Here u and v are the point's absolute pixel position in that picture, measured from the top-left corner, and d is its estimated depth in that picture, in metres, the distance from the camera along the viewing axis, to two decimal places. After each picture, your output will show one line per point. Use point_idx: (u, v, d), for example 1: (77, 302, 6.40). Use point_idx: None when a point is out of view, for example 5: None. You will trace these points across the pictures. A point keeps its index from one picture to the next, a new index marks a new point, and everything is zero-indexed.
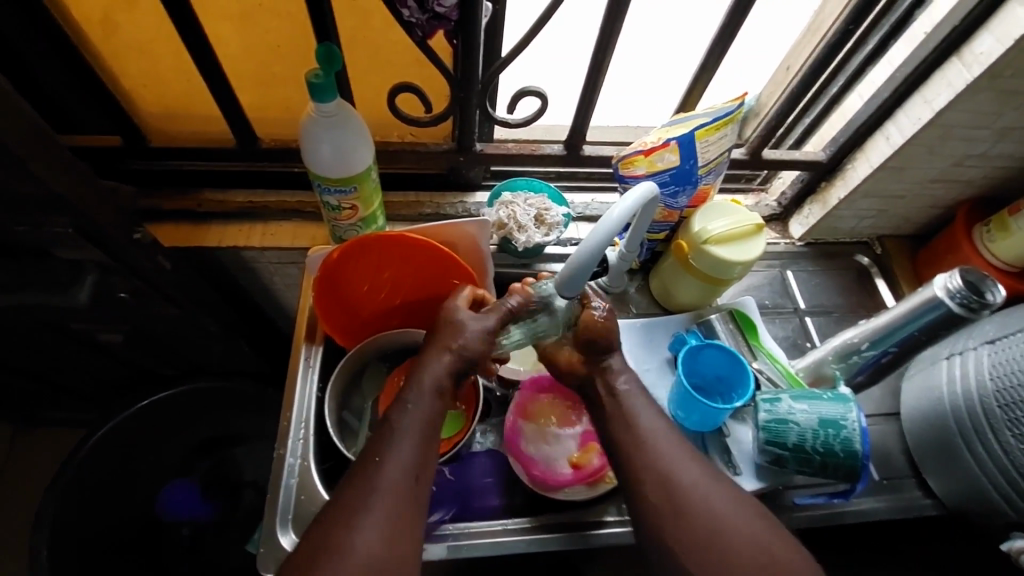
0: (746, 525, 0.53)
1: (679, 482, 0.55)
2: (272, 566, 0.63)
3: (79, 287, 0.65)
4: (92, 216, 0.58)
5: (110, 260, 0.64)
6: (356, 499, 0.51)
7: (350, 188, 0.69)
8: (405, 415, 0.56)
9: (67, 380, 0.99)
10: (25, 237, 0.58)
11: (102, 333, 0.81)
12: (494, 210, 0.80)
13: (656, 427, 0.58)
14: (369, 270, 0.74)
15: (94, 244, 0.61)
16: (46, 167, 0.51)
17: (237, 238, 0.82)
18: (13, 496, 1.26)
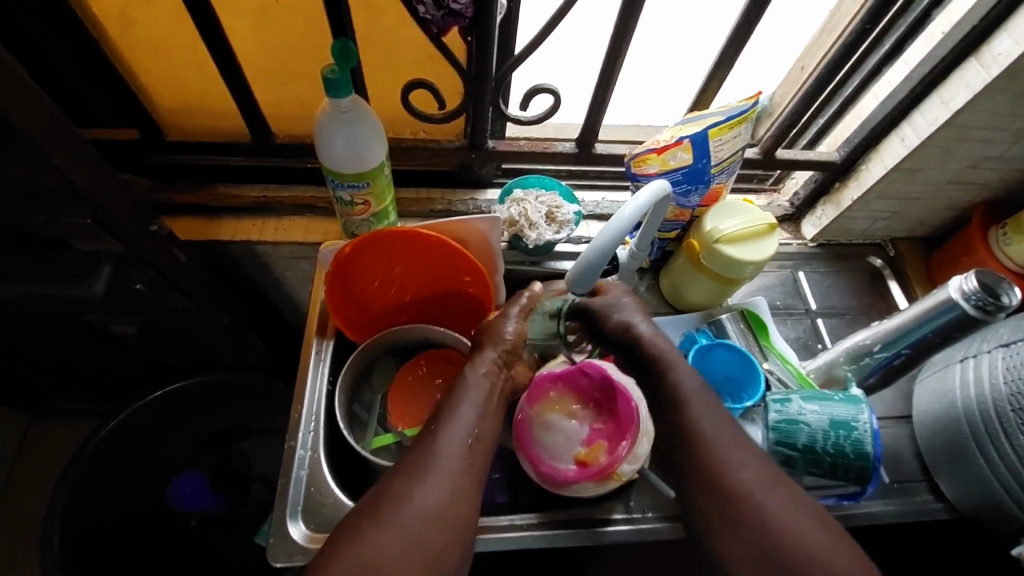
0: (806, 530, 0.51)
1: (732, 481, 0.53)
2: (281, 557, 0.64)
3: (94, 278, 0.65)
4: (109, 208, 0.58)
5: (126, 252, 0.64)
6: (417, 458, 0.52)
7: (362, 183, 0.70)
8: (468, 386, 0.58)
9: (80, 371, 1.01)
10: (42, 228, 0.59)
11: (116, 325, 0.82)
12: (506, 208, 0.80)
13: (712, 419, 0.57)
14: (380, 266, 0.75)
15: (111, 237, 0.61)
16: (65, 159, 0.52)
17: (250, 232, 0.83)
18: (28, 486, 1.29)
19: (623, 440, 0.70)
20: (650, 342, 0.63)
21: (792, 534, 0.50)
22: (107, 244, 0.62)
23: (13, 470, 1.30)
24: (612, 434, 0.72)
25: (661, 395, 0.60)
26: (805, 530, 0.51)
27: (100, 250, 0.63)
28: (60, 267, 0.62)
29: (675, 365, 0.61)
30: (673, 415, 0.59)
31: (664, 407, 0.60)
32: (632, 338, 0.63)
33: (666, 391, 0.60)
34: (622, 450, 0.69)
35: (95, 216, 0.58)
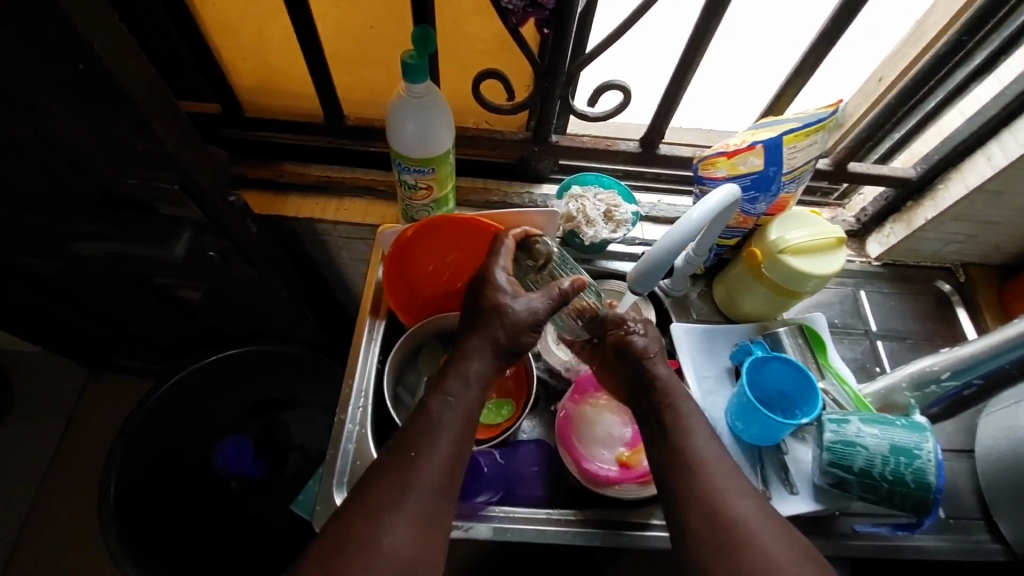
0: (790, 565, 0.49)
1: (732, 513, 0.52)
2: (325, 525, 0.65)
3: (176, 242, 0.66)
4: (194, 176, 0.61)
5: (205, 220, 0.67)
6: (390, 494, 0.52)
7: (428, 168, 0.71)
8: (442, 414, 0.56)
9: (143, 331, 1.06)
10: (133, 192, 0.62)
11: (182, 290, 0.86)
12: (564, 204, 0.80)
13: (710, 449, 0.57)
14: (436, 251, 0.76)
15: (193, 203, 0.64)
16: (163, 126, 0.54)
17: (313, 210, 0.85)
18: (84, 435, 1.37)
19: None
20: (665, 376, 0.62)
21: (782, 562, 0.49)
22: (188, 210, 0.64)
23: (72, 420, 1.38)
24: None
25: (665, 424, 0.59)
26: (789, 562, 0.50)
27: (182, 215, 0.65)
28: (144, 229, 0.65)
29: (679, 399, 0.60)
30: (665, 439, 0.59)
31: (664, 434, 0.59)
32: (648, 368, 0.63)
33: (670, 421, 0.59)
34: None
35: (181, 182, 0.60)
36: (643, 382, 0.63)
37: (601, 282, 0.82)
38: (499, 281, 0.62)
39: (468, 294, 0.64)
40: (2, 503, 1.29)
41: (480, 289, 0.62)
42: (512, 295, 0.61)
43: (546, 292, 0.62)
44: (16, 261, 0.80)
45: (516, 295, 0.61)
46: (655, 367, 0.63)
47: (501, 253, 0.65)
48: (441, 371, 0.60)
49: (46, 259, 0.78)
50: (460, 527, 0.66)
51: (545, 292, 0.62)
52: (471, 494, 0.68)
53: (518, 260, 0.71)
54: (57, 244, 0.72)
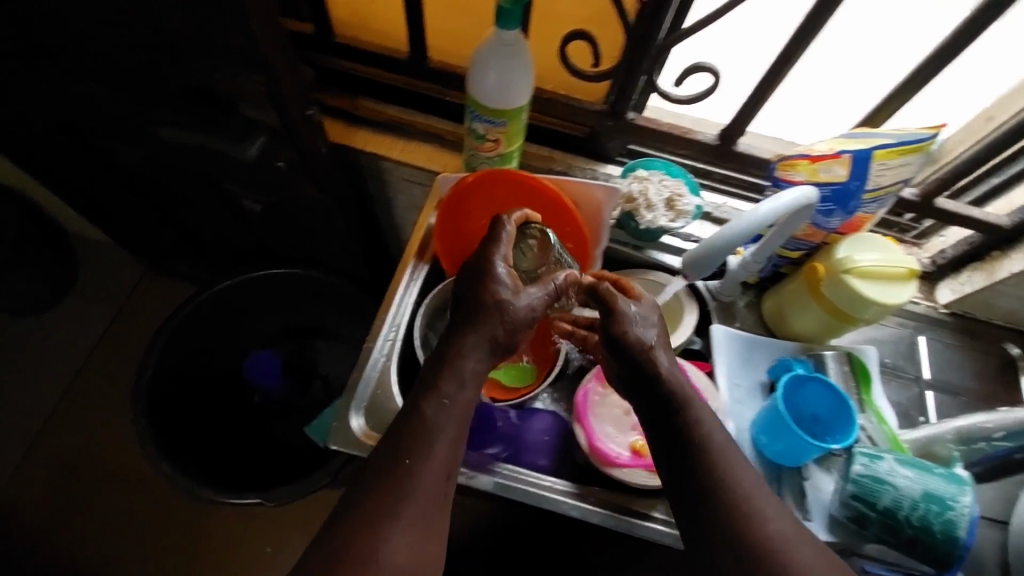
0: (813, 560, 0.49)
1: (767, 535, 0.50)
2: (337, 441, 0.67)
3: (249, 144, 0.69)
4: (281, 82, 0.60)
5: (280, 128, 0.68)
6: (386, 507, 0.50)
7: (500, 121, 0.71)
8: (435, 417, 0.53)
9: (204, 235, 1.12)
10: (220, 86, 0.63)
11: (246, 199, 0.90)
12: (629, 185, 0.78)
13: (738, 461, 0.53)
14: (491, 206, 0.76)
15: (273, 109, 0.64)
16: (261, 26, 0.54)
17: (379, 146, 0.87)
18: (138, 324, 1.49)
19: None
20: (668, 368, 0.56)
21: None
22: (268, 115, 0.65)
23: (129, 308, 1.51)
24: None
25: (678, 433, 0.54)
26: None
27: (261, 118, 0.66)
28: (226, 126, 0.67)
29: (694, 400, 0.56)
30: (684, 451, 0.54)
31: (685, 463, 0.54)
32: (650, 365, 0.55)
33: (685, 428, 0.55)
34: None
35: (267, 85, 0.60)
36: (653, 383, 0.55)
37: (651, 272, 0.81)
38: (500, 273, 0.57)
39: (466, 281, 0.58)
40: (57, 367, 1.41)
41: (479, 281, 0.57)
42: (512, 289, 0.57)
43: (543, 285, 0.59)
44: (107, 140, 0.86)
45: (516, 290, 0.57)
46: (657, 359, 0.56)
47: (502, 240, 0.59)
48: (430, 370, 0.55)
49: (132, 144, 0.83)
50: (464, 474, 0.67)
51: (544, 286, 0.59)
52: (480, 446, 0.69)
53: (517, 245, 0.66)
54: (146, 127, 0.75)
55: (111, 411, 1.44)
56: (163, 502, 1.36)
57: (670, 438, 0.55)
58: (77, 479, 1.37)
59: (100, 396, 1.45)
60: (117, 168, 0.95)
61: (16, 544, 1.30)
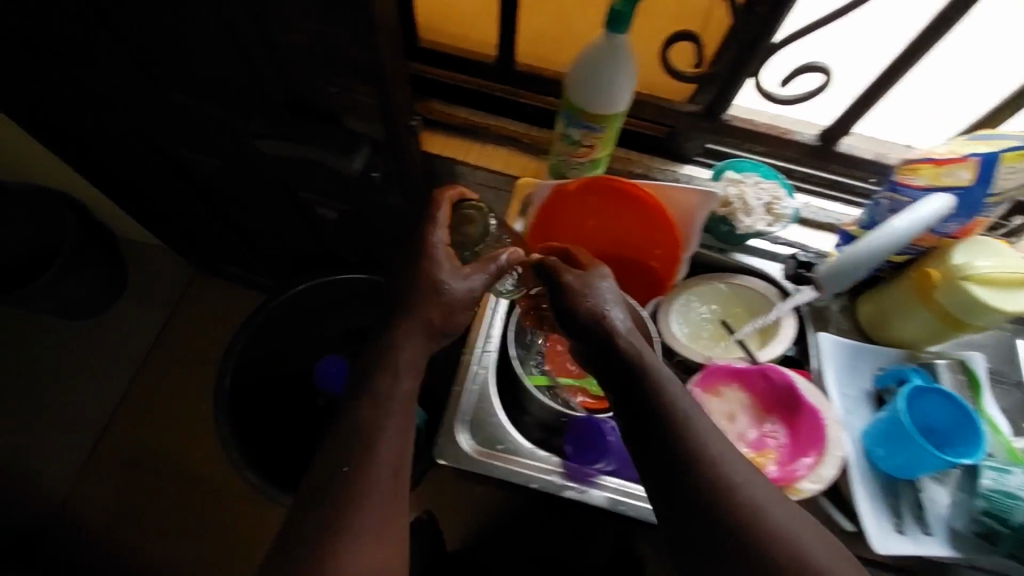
0: (788, 520, 0.48)
1: (747, 499, 0.49)
2: (447, 457, 0.66)
3: (354, 156, 0.65)
4: (395, 95, 0.58)
5: (383, 140, 0.66)
6: (337, 522, 0.46)
7: (598, 126, 0.69)
8: (374, 411, 0.52)
9: (267, 240, 1.13)
10: (329, 98, 0.61)
11: (322, 207, 0.90)
12: (727, 189, 0.75)
13: (709, 427, 0.53)
14: (582, 212, 0.77)
15: (380, 122, 0.62)
16: (387, 40, 0.52)
17: (455, 151, 0.86)
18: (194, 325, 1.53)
19: (805, 456, 0.65)
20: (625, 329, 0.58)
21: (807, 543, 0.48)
22: (373, 127, 0.63)
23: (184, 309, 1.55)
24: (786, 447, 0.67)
25: (647, 403, 0.54)
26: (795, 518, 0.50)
27: (364, 130, 0.65)
28: (328, 139, 0.66)
29: (655, 366, 0.55)
30: (646, 406, 0.54)
31: (659, 432, 0.52)
32: (608, 329, 0.58)
33: (652, 397, 0.54)
34: (800, 466, 0.64)
35: (380, 98, 0.59)
36: (609, 348, 0.57)
37: (739, 276, 0.79)
38: (436, 251, 0.59)
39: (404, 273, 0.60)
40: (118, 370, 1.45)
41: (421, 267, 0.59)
42: (452, 270, 0.59)
43: (483, 269, 0.61)
44: (189, 150, 0.85)
45: (455, 270, 0.60)
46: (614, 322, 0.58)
47: (439, 222, 0.61)
48: (369, 364, 0.55)
49: (215, 153, 0.83)
50: (575, 489, 0.66)
51: (484, 269, 0.61)
52: (589, 460, 0.68)
53: (456, 229, 0.66)
54: (237, 136, 0.75)
55: (168, 409, 1.46)
56: (224, 498, 1.38)
57: (636, 407, 0.54)
58: (141, 476, 1.40)
59: (157, 394, 1.47)
60: (191, 173, 0.95)
61: (87, 540, 1.34)
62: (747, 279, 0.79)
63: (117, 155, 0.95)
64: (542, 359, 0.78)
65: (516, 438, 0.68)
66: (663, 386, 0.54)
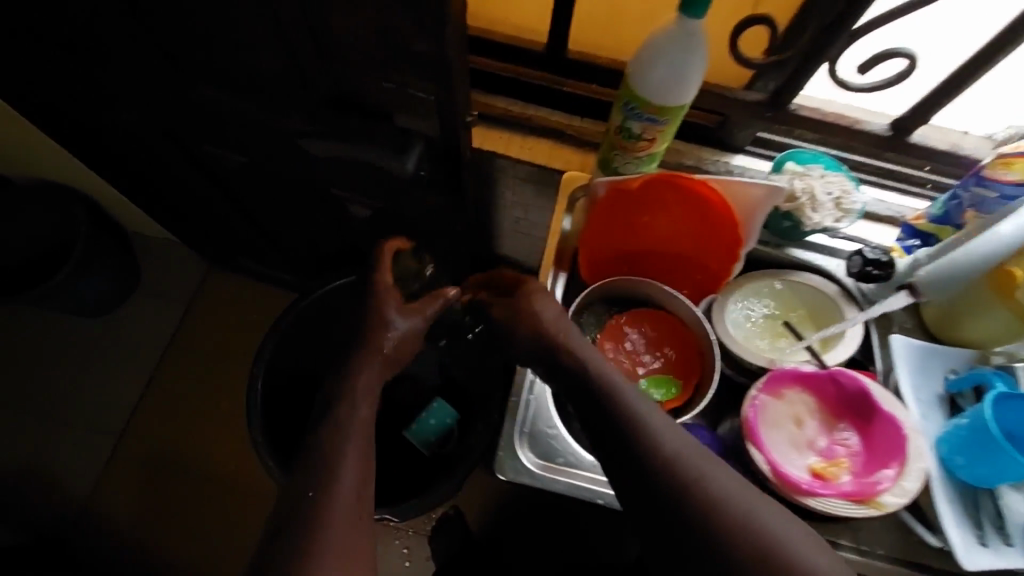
0: (731, 485, 0.52)
1: (691, 470, 0.53)
2: (507, 471, 0.64)
3: (408, 155, 0.62)
4: (457, 91, 0.53)
5: (436, 138, 0.62)
6: (306, 539, 0.50)
7: (662, 119, 0.64)
8: (336, 442, 0.58)
9: (291, 236, 1.09)
10: (383, 94, 0.57)
11: (355, 204, 0.86)
12: (793, 182, 0.70)
13: (651, 410, 0.57)
14: (638, 207, 0.74)
15: (436, 120, 0.58)
16: (457, 33, 0.47)
17: (495, 144, 0.80)
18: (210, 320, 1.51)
19: (885, 466, 0.62)
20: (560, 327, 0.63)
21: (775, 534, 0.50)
22: (428, 125, 0.59)
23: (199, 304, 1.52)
24: (858, 455, 0.65)
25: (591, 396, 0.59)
26: (762, 509, 0.51)
27: (416, 128, 0.60)
28: (377, 139, 0.62)
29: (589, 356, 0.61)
30: (599, 412, 0.58)
31: (602, 418, 0.57)
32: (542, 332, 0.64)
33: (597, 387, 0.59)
34: (880, 478, 0.61)
35: (442, 96, 0.54)
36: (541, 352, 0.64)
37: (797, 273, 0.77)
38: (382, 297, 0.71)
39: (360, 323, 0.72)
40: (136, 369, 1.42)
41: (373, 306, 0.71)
42: (396, 310, 0.71)
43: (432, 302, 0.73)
44: (216, 147, 0.81)
45: (400, 309, 0.71)
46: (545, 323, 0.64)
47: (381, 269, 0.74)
48: (327, 402, 0.63)
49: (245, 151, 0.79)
50: None
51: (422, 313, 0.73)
52: None
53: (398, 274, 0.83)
54: (270, 133, 0.71)
55: (184, 407, 1.43)
56: (248, 497, 1.37)
57: (587, 397, 0.59)
58: (160, 477, 1.37)
59: (173, 393, 1.44)
60: (213, 168, 0.91)
61: (113, 541, 1.33)
62: (806, 276, 0.77)
63: (134, 150, 0.91)
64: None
65: (577, 450, 0.65)
66: (606, 379, 0.59)
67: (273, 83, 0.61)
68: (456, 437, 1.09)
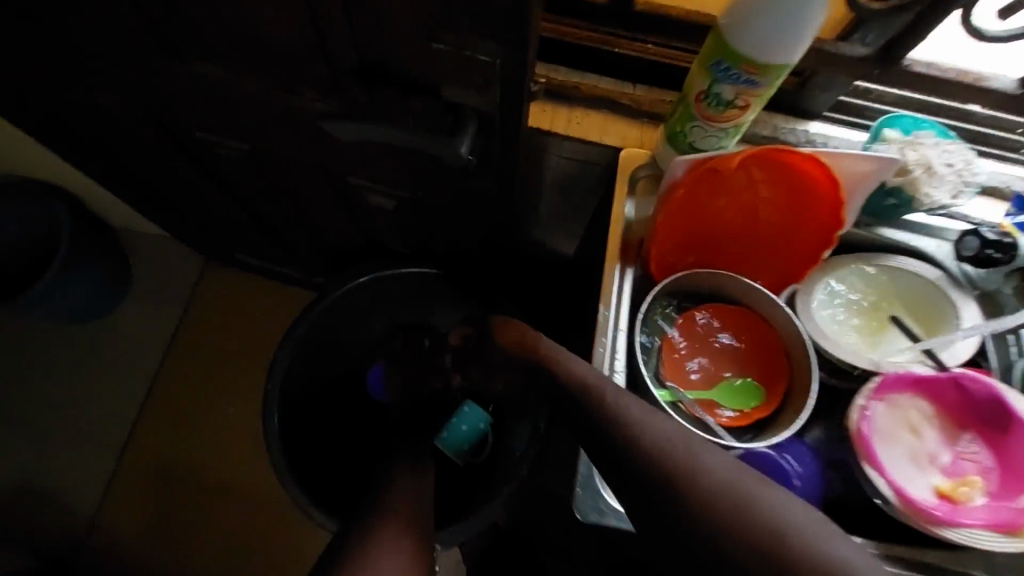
0: (731, 474, 0.48)
1: (687, 463, 0.49)
2: (589, 512, 0.58)
3: (459, 136, 0.51)
4: (527, 51, 0.42)
5: (489, 114, 0.50)
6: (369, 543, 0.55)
7: (763, 82, 0.52)
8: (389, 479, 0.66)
9: (298, 230, 0.98)
10: (427, 60, 0.45)
11: (375, 195, 0.75)
12: (905, 153, 0.59)
13: (641, 409, 0.54)
14: (719, 189, 0.62)
15: (493, 90, 0.47)
16: None
17: (541, 120, 0.70)
18: (210, 320, 1.40)
19: None
20: (535, 338, 0.67)
21: (778, 521, 0.44)
22: (481, 98, 0.48)
23: (196, 304, 1.41)
24: (990, 470, 0.58)
25: (584, 404, 0.56)
26: (762, 495, 0.46)
27: (468, 102, 0.49)
28: (418, 117, 0.51)
29: (568, 361, 0.61)
30: (584, 412, 0.56)
31: (597, 428, 0.55)
32: (514, 346, 0.68)
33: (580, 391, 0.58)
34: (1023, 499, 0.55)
35: (509, 58, 0.43)
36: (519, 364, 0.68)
37: (895, 258, 0.67)
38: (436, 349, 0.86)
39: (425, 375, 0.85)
40: (139, 375, 1.35)
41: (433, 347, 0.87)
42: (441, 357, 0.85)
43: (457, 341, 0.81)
44: (212, 132, 0.70)
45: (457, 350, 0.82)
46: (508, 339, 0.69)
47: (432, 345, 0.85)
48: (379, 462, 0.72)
49: (247, 136, 0.67)
50: None
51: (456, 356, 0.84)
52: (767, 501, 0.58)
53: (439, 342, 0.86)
54: (281, 114, 0.59)
55: (188, 415, 1.33)
56: (260, 508, 1.27)
57: (589, 402, 0.56)
58: (167, 491, 1.27)
59: (176, 401, 1.34)
60: (209, 157, 0.79)
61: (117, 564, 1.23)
62: (906, 262, 0.67)
63: (117, 139, 0.79)
64: (660, 369, 0.66)
65: None
66: (592, 386, 0.57)
67: (285, 51, 0.50)
68: (491, 443, 0.99)
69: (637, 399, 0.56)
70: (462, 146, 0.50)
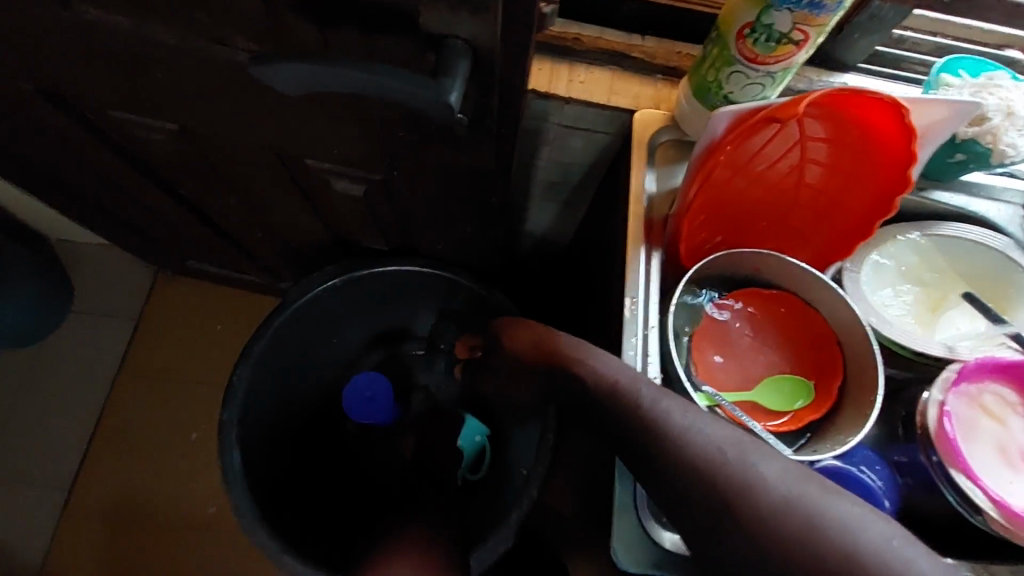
0: (796, 490, 0.34)
1: (735, 476, 0.35)
2: (638, 563, 0.47)
3: (444, 79, 0.38)
4: None
5: (483, 50, 0.39)
6: None
7: (831, 6, 0.42)
8: None
9: (255, 229, 0.85)
10: None
11: (341, 179, 0.63)
12: (981, 97, 0.50)
13: (679, 407, 0.41)
14: (761, 151, 0.51)
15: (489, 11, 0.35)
16: None
17: (540, 81, 0.59)
18: (164, 338, 1.25)
19: None
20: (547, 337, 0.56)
21: (871, 553, 0.31)
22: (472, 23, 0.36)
23: (147, 319, 1.26)
24: None
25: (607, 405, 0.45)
26: (842, 508, 0.33)
27: (456, 32, 0.37)
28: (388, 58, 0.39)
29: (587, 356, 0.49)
30: (608, 418, 0.45)
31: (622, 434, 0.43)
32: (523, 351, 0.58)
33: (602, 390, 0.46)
34: None
35: None
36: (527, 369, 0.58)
37: (957, 227, 0.58)
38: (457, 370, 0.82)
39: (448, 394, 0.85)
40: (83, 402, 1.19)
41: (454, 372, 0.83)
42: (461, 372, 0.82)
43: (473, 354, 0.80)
44: (130, 106, 0.56)
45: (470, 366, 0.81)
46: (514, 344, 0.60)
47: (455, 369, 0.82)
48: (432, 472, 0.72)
49: (174, 108, 0.54)
50: None
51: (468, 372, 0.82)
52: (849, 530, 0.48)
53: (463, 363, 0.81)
54: (212, 72, 0.46)
55: (143, 445, 1.17)
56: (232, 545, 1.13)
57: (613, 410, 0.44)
58: (123, 532, 1.11)
59: (127, 430, 1.18)
60: (135, 143, 0.65)
61: None
62: (972, 230, 0.57)
63: (18, 123, 0.64)
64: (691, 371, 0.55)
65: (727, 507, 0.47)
66: (618, 386, 0.45)
67: None
68: (490, 456, 0.88)
69: (675, 396, 0.42)
70: (452, 93, 0.38)
